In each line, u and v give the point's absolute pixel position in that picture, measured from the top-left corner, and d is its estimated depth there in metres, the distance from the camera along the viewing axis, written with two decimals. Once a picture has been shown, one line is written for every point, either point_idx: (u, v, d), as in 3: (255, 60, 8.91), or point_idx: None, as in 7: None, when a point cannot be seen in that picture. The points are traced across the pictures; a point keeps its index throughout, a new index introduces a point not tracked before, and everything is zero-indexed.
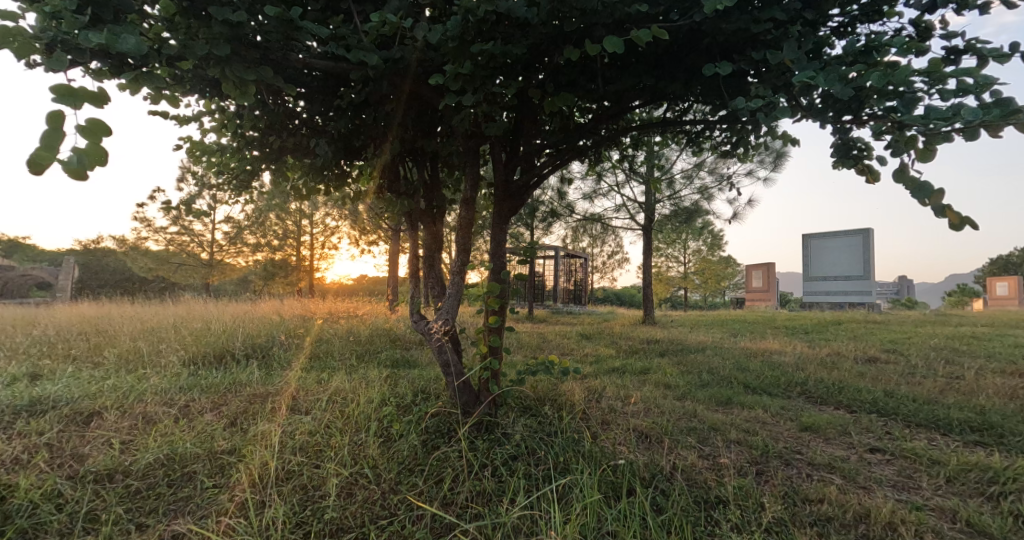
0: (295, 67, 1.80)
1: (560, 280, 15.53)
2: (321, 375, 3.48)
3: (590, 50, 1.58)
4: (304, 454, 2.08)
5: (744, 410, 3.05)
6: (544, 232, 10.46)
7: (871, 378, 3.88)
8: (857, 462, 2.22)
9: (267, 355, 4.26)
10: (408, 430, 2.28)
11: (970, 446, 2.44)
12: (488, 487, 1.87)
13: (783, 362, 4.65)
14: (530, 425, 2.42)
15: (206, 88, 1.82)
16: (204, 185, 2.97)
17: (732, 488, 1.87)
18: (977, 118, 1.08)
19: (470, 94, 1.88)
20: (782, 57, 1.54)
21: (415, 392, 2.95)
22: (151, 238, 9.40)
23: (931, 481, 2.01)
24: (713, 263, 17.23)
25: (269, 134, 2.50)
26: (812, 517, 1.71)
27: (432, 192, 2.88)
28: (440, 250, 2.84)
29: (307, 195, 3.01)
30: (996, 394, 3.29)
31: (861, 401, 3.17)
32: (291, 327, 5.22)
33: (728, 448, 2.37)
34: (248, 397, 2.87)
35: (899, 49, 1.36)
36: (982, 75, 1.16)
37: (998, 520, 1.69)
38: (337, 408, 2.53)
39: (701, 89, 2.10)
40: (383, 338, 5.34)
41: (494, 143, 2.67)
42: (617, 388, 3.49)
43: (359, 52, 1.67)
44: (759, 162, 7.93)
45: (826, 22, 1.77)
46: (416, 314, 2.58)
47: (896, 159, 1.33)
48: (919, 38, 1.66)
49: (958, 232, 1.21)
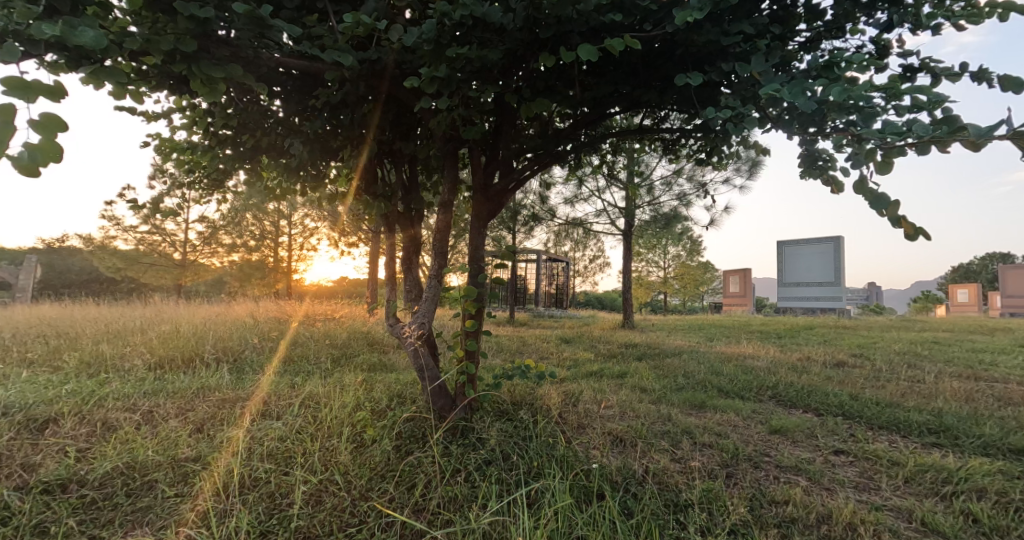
0: (267, 65, 1.77)
1: (541, 284, 15.59)
2: (295, 378, 3.41)
3: (565, 57, 1.59)
4: (272, 461, 2.03)
5: (716, 413, 3.11)
6: (525, 235, 10.49)
7: (838, 382, 4.01)
8: (822, 464, 2.28)
9: (238, 358, 4.15)
10: (382, 435, 2.24)
11: (928, 447, 2.54)
12: (461, 492, 1.86)
13: (756, 366, 4.75)
14: (505, 429, 2.41)
15: (174, 84, 1.78)
16: (173, 185, 2.88)
17: (700, 490, 1.90)
18: (928, 134, 1.13)
19: (446, 97, 1.88)
20: (750, 69, 1.58)
21: (390, 396, 2.91)
22: (119, 237, 9.06)
23: (890, 482, 2.08)
24: (691, 268, 17.55)
25: (242, 133, 2.45)
26: (777, 519, 1.75)
27: (410, 194, 2.86)
28: (418, 253, 2.82)
29: (281, 196, 2.95)
30: (953, 397, 3.43)
31: (828, 405, 3.27)
32: (265, 330, 5.09)
33: (700, 451, 2.41)
34: (217, 402, 2.79)
35: (860, 65, 1.41)
36: (935, 92, 1.21)
37: (950, 518, 1.75)
38: (310, 413, 2.48)
39: (675, 98, 2.14)
40: (360, 341, 5.26)
41: (473, 147, 2.67)
42: (594, 392, 3.51)
43: (333, 52, 1.64)
44: (735, 170, 8.12)
45: (794, 37, 1.83)
46: (392, 318, 2.55)
47: (856, 171, 1.38)
48: (878, 55, 1.74)
49: (913, 241, 1.26)
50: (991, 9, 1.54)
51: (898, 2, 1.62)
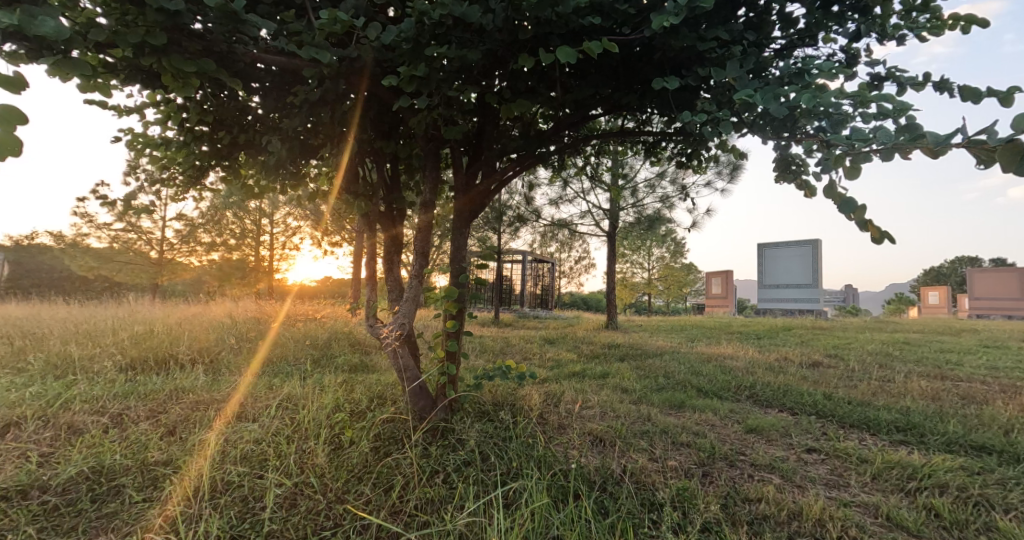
0: (242, 61, 1.74)
1: (526, 285, 15.62)
2: (273, 379, 3.35)
3: (544, 59, 1.59)
4: (246, 464, 1.99)
5: (694, 413, 3.16)
6: (510, 235, 10.50)
7: (813, 382, 4.11)
8: (794, 462, 2.34)
9: (215, 359, 4.06)
10: (360, 437, 2.22)
11: (896, 445, 2.61)
12: (438, 494, 1.85)
13: (735, 366, 4.83)
14: (485, 430, 2.40)
15: (145, 78, 1.73)
16: (147, 182, 2.79)
17: (676, 490, 1.93)
18: (890, 142, 1.17)
19: (426, 96, 1.87)
20: (725, 75, 1.61)
21: (370, 397, 2.89)
22: (91, 235, 8.80)
23: (858, 479, 2.13)
24: (674, 269, 17.81)
25: (219, 129, 2.39)
26: (749, 516, 1.79)
27: (392, 194, 2.84)
28: (400, 253, 2.79)
29: (260, 194, 2.90)
30: (921, 396, 3.54)
31: (802, 404, 3.35)
32: (243, 330, 5.00)
33: (677, 451, 2.44)
34: (190, 404, 2.72)
35: (829, 73, 1.45)
36: (899, 100, 1.25)
37: (914, 513, 1.81)
38: (287, 415, 2.44)
39: (654, 102, 2.17)
40: (342, 341, 5.21)
41: (455, 147, 2.67)
42: (576, 393, 3.53)
43: (311, 49, 1.62)
44: (717, 173, 8.25)
45: (769, 44, 1.87)
46: (372, 318, 2.52)
47: (826, 175, 1.41)
48: (847, 63, 1.79)
49: (878, 244, 1.29)
50: (954, 22, 1.60)
51: (867, 12, 1.67)
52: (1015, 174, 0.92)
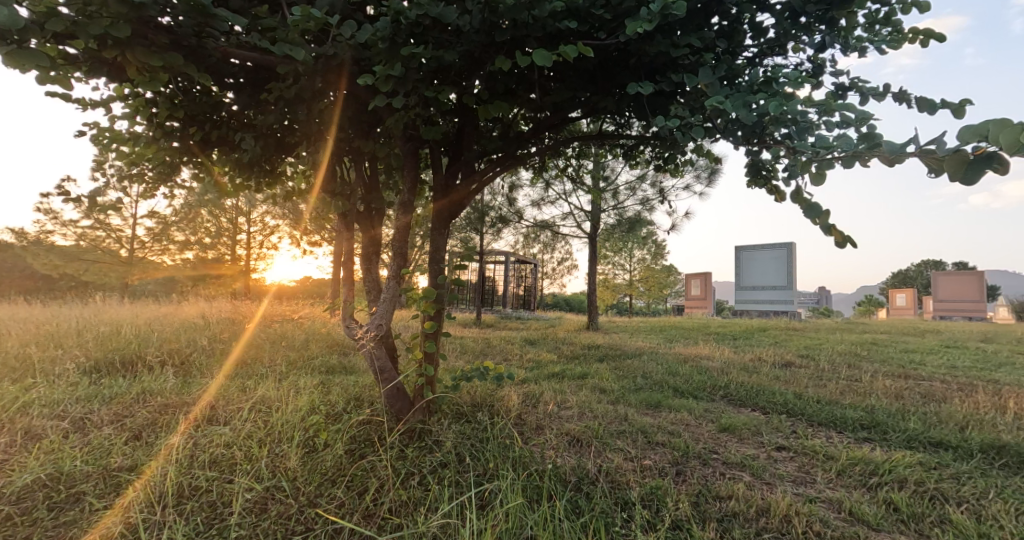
0: (213, 56, 1.70)
1: (509, 285, 15.61)
2: (247, 381, 3.27)
3: (521, 61, 1.60)
4: (215, 468, 1.94)
5: (670, 413, 3.22)
6: (493, 236, 10.51)
7: (785, 381, 4.22)
8: (765, 460, 2.39)
9: (186, 360, 3.95)
10: (335, 439, 2.18)
11: (860, 442, 2.70)
12: (413, 496, 1.83)
13: (711, 366, 4.92)
14: (462, 431, 2.39)
15: (109, 72, 1.68)
16: (114, 178, 2.69)
17: (648, 489, 1.96)
18: (850, 149, 1.21)
19: (402, 96, 1.86)
20: (698, 81, 1.65)
21: (347, 399, 2.84)
22: (57, 232, 8.48)
23: (824, 475, 2.20)
24: (655, 271, 18.07)
25: (190, 125, 2.31)
26: (720, 513, 1.82)
27: (370, 194, 2.81)
28: (378, 253, 2.76)
29: (233, 192, 2.83)
30: (885, 395, 3.68)
31: (774, 403, 3.43)
32: (217, 331, 4.88)
33: (652, 450, 2.47)
34: (158, 408, 2.63)
35: (796, 82, 1.49)
36: (860, 110, 1.29)
37: (875, 508, 1.87)
38: (260, 417, 2.39)
39: (630, 107, 2.20)
40: (320, 342, 5.12)
41: (435, 147, 2.65)
42: (555, 393, 3.54)
43: (284, 45, 1.59)
44: (695, 177, 8.41)
45: (741, 52, 1.91)
46: (349, 319, 2.49)
47: (793, 181, 1.46)
48: (814, 73, 1.85)
49: (841, 248, 1.34)
50: (913, 36, 1.67)
51: (833, 24, 1.73)
52: (962, 183, 0.97)
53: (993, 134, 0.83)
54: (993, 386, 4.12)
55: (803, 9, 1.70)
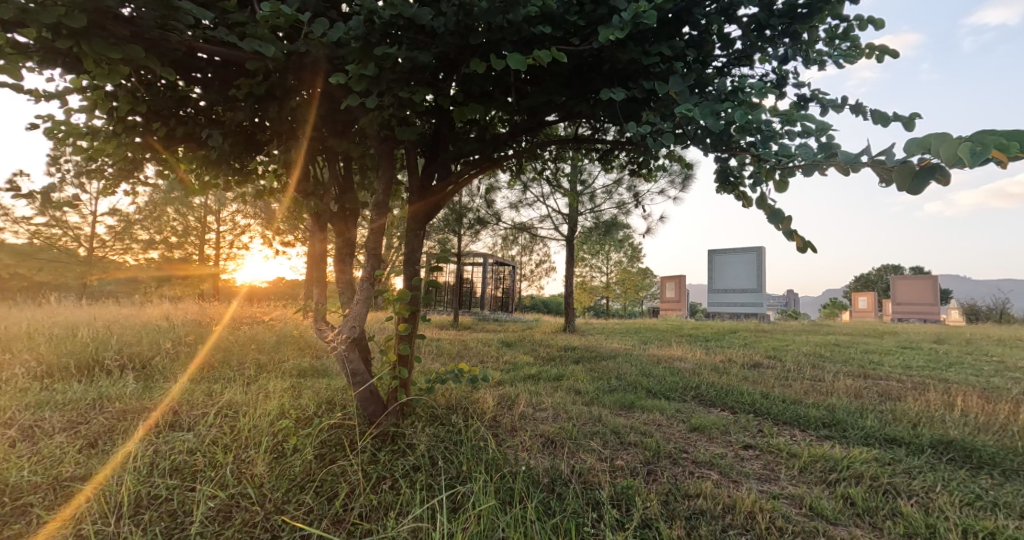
0: (177, 50, 1.64)
1: (487, 288, 15.59)
2: (213, 386, 3.16)
3: (495, 64, 1.60)
4: (177, 476, 1.88)
5: (643, 413, 3.27)
6: (470, 238, 10.47)
7: (753, 381, 4.35)
8: (732, 458, 2.46)
9: (148, 365, 3.79)
10: (304, 444, 2.13)
11: (822, 439, 2.81)
12: (385, 500, 1.81)
13: (683, 367, 5.03)
14: (436, 434, 2.37)
15: (65, 62, 1.61)
16: (71, 174, 2.57)
17: (618, 488, 1.99)
18: (809, 158, 1.26)
19: (376, 96, 1.84)
20: (668, 89, 1.69)
21: (318, 403, 2.78)
22: (8, 229, 8.02)
23: (788, 472, 2.28)
24: (631, 273, 18.36)
25: (153, 120, 2.23)
26: (688, 511, 1.87)
27: (344, 193, 2.76)
28: (352, 254, 2.71)
29: (200, 190, 2.74)
30: (846, 394, 3.83)
31: (742, 403, 3.53)
32: (182, 333, 4.71)
33: (624, 450, 2.51)
34: (116, 414, 2.52)
35: (760, 93, 1.54)
36: (820, 120, 1.35)
37: (833, 503, 1.95)
38: (227, 423, 2.32)
39: (605, 112, 2.23)
40: (291, 345, 5.01)
41: (410, 148, 2.64)
42: (530, 395, 3.55)
43: (253, 41, 1.56)
44: (670, 182, 8.59)
45: (710, 62, 1.97)
46: (320, 322, 2.43)
47: (758, 188, 1.51)
48: (778, 84, 1.92)
49: (802, 253, 1.39)
50: (869, 51, 1.75)
51: (796, 38, 1.80)
52: (909, 193, 1.02)
53: (934, 146, 0.87)
54: (944, 385, 4.34)
55: (768, 22, 1.76)
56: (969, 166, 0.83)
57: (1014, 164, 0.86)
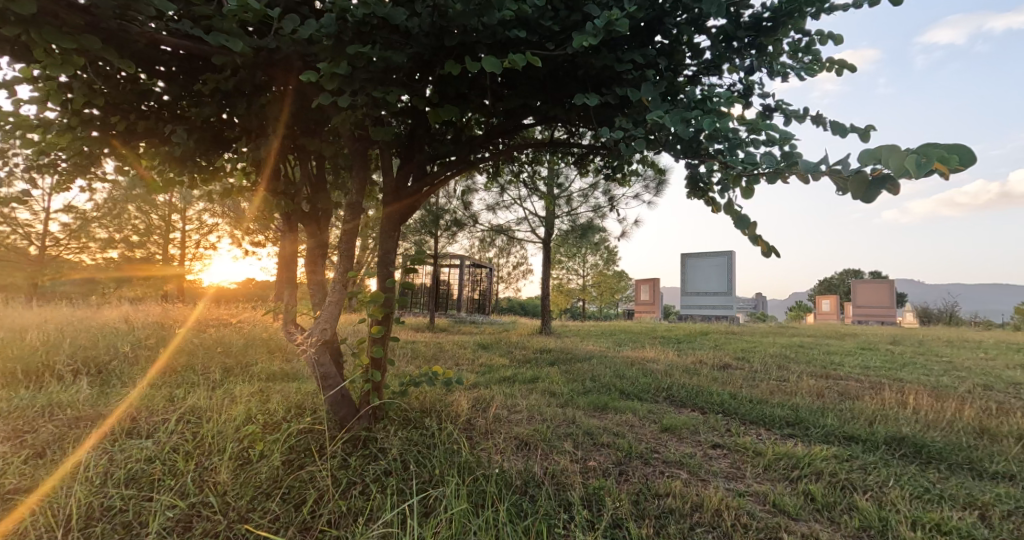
0: (138, 41, 1.58)
1: (464, 290, 15.51)
2: (175, 390, 3.04)
3: (470, 67, 1.60)
4: (134, 486, 1.80)
5: (616, 415, 3.31)
6: (447, 240, 10.40)
7: (723, 382, 4.46)
8: (701, 457, 2.52)
9: (104, 369, 3.62)
10: (271, 450, 2.06)
11: (786, 438, 2.91)
12: (355, 506, 1.78)
13: (656, 369, 5.11)
14: (409, 438, 2.34)
15: (13, 50, 1.52)
16: (20, 168, 2.43)
17: (591, 489, 2.01)
18: (772, 167, 1.31)
19: (349, 95, 1.81)
20: (640, 96, 1.72)
21: (287, 408, 2.71)
22: None
23: (753, 470, 2.35)
24: (606, 276, 18.60)
25: (112, 114, 2.13)
26: (659, 510, 1.90)
27: (316, 193, 2.70)
28: (324, 254, 2.65)
29: (163, 187, 2.63)
30: (809, 393, 3.97)
31: (712, 403, 3.62)
32: (142, 336, 4.51)
33: (597, 451, 2.54)
34: (67, 422, 2.39)
35: (727, 102, 1.58)
36: (783, 130, 1.40)
37: (795, 499, 2.02)
38: (189, 429, 2.23)
39: (579, 117, 2.26)
40: (260, 348, 4.86)
41: (385, 148, 2.61)
42: (505, 398, 3.55)
43: (219, 35, 1.51)
44: (644, 187, 8.74)
45: (682, 71, 2.02)
46: (290, 324, 2.37)
47: (725, 194, 1.55)
48: (745, 94, 1.98)
49: (767, 257, 1.44)
50: (829, 65, 1.83)
51: (761, 50, 1.87)
52: (862, 201, 1.07)
53: (884, 156, 0.92)
54: (898, 384, 4.56)
55: (735, 34, 1.81)
56: (914, 176, 0.88)
57: (955, 176, 0.91)
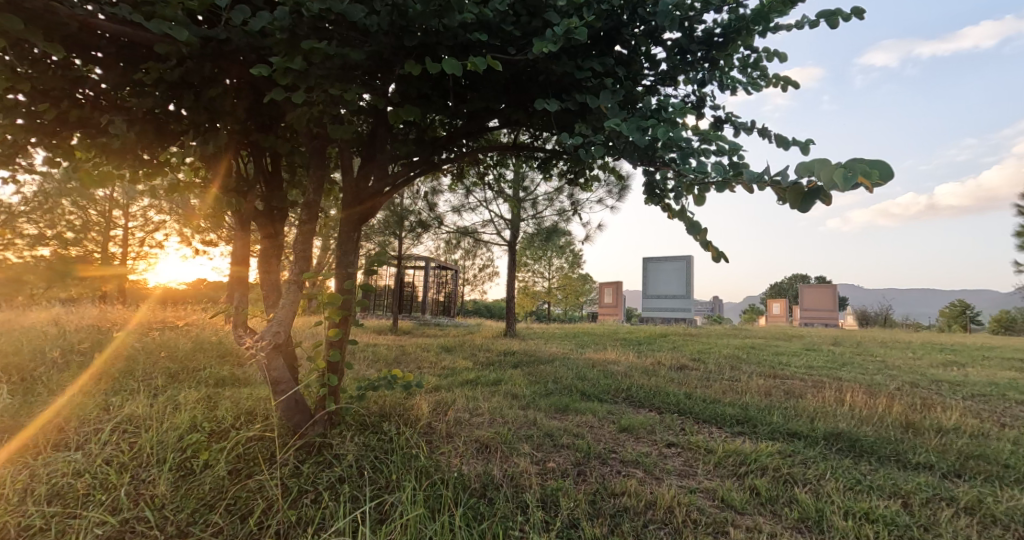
0: (69, 25, 1.48)
1: (428, 292, 15.31)
2: (111, 398, 2.84)
3: (430, 68, 1.58)
4: (59, 503, 1.67)
5: (577, 416, 3.36)
6: (410, 241, 10.25)
7: (680, 383, 4.60)
8: (656, 456, 2.59)
9: (29, 376, 3.33)
10: (216, 459, 1.97)
11: (736, 435, 3.04)
12: (307, 515, 1.72)
13: (617, 370, 5.23)
14: (365, 443, 2.28)
15: None
16: None
17: (548, 490, 2.03)
18: (721, 176, 1.36)
19: (304, 91, 1.76)
20: (599, 103, 1.76)
21: (237, 414, 2.59)
22: None
23: (704, 467, 2.43)
24: (570, 279, 18.87)
25: (40, 101, 1.98)
26: (613, 509, 1.94)
27: (270, 191, 2.60)
28: (279, 254, 2.55)
29: (99, 181, 2.46)
30: (759, 392, 4.16)
31: (669, 403, 3.73)
32: (76, 340, 4.20)
33: (557, 453, 2.56)
34: None
35: (681, 113, 1.64)
36: (731, 141, 1.46)
37: (741, 494, 2.10)
38: (126, 439, 2.09)
39: (541, 121, 2.28)
40: (209, 352, 4.62)
41: (344, 147, 2.54)
42: (467, 401, 3.52)
43: (162, 22, 1.43)
44: (607, 191, 8.92)
45: (640, 80, 2.08)
46: (240, 328, 2.26)
47: (680, 201, 1.61)
48: (699, 105, 2.06)
49: (717, 263, 1.50)
50: (775, 81, 1.93)
51: (713, 63, 1.95)
52: (799, 210, 1.14)
53: (816, 169, 0.98)
54: (838, 382, 4.85)
55: (689, 47, 1.89)
56: (842, 189, 0.94)
57: (879, 190, 0.98)
